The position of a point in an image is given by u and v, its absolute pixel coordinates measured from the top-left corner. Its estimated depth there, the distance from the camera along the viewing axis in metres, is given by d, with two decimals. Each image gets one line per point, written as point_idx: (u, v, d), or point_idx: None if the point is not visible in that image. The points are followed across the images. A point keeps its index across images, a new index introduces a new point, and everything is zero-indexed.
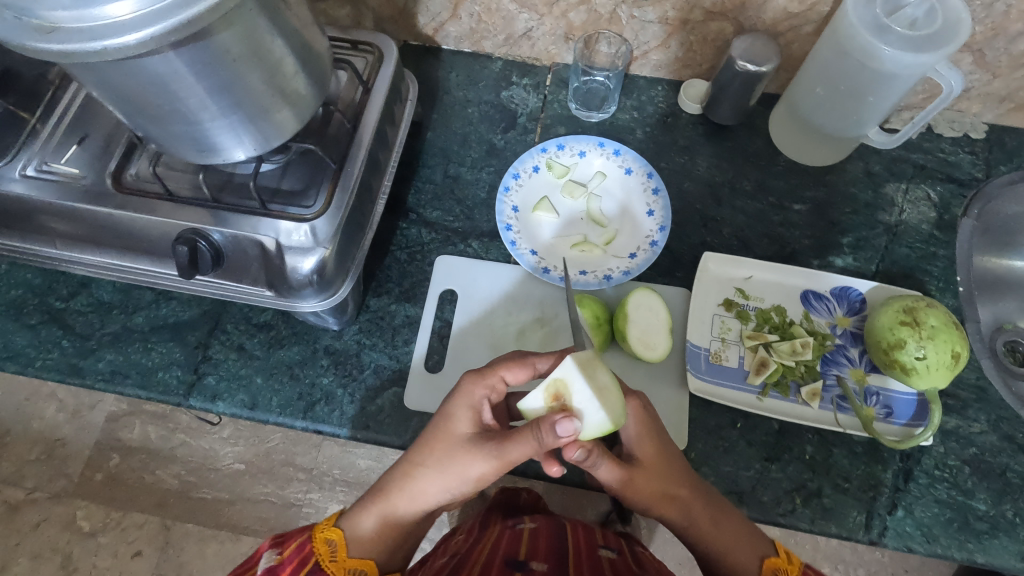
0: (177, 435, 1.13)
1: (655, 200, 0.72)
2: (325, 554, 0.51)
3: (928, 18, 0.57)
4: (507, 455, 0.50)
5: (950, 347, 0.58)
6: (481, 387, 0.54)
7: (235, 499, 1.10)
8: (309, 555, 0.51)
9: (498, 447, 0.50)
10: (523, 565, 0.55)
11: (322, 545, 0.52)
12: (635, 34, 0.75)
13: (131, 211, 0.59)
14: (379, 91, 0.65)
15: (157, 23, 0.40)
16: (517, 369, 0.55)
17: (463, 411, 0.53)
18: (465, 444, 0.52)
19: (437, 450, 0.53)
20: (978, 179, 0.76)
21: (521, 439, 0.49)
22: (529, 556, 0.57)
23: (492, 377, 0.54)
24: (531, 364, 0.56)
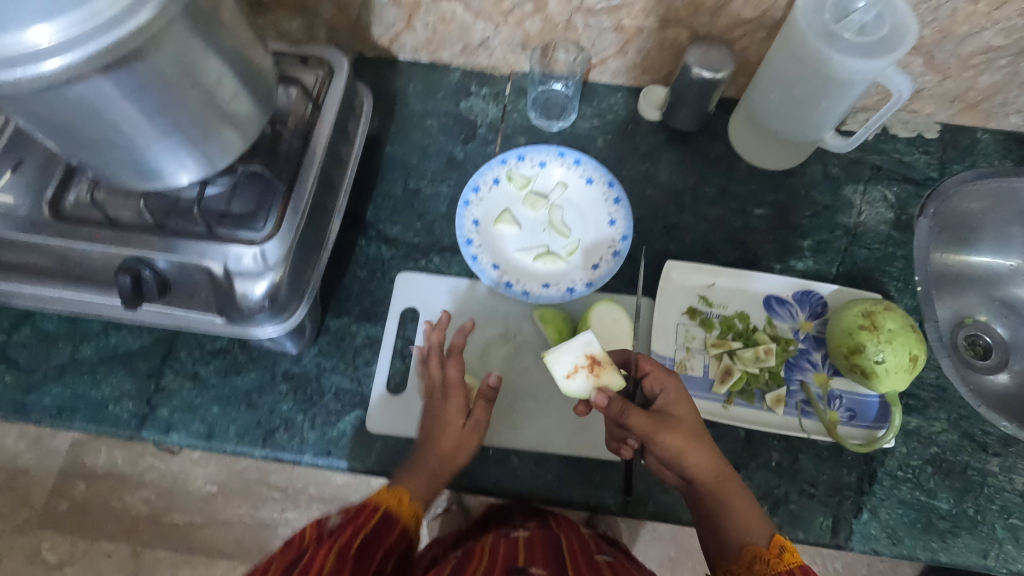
0: (144, 460, 1.10)
1: (617, 210, 0.71)
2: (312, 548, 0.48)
3: (876, 23, 0.58)
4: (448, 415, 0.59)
5: (908, 350, 0.58)
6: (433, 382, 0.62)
7: (208, 522, 1.11)
8: (378, 507, 0.53)
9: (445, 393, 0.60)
10: (522, 574, 0.51)
11: (381, 495, 0.54)
12: (592, 42, 0.75)
13: (70, 240, 0.56)
14: (330, 107, 0.63)
15: (74, 50, 0.38)
16: (455, 359, 0.62)
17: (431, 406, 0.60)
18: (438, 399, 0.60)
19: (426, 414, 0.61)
20: (934, 179, 0.77)
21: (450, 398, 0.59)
22: (527, 563, 0.53)
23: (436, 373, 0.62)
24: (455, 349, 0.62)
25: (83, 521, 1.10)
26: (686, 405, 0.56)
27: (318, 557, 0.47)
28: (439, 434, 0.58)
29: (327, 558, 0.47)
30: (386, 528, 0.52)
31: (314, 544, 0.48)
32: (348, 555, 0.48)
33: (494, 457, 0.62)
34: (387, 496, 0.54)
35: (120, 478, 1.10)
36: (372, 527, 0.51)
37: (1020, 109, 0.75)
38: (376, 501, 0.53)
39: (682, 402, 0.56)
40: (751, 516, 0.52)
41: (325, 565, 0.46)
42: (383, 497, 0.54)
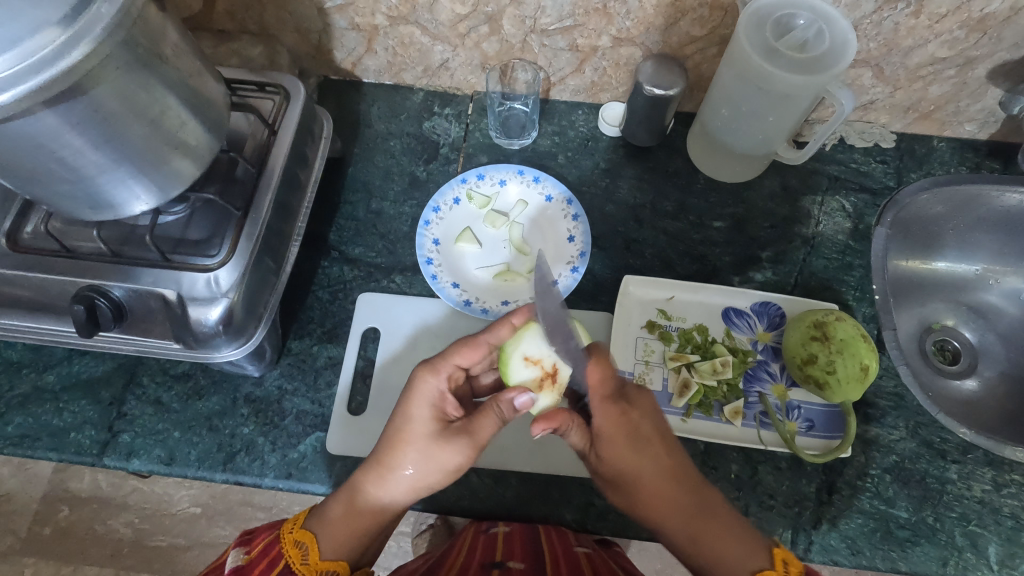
0: (129, 482, 1.11)
1: (575, 226, 0.72)
2: (296, 558, 0.50)
3: (816, 40, 0.59)
4: (480, 440, 0.55)
5: (859, 360, 0.58)
6: (437, 380, 0.57)
7: (192, 544, 1.11)
8: (279, 558, 0.50)
9: (471, 437, 0.55)
10: (500, 567, 0.54)
11: (287, 539, 0.51)
12: (549, 62, 0.76)
13: (26, 270, 0.57)
14: (286, 133, 0.64)
15: (7, 90, 0.38)
16: (468, 352, 0.58)
17: (424, 409, 0.56)
18: (438, 439, 0.54)
19: (409, 450, 0.54)
20: (891, 188, 0.78)
21: (488, 419, 0.56)
22: (505, 556, 0.55)
23: (447, 367, 0.57)
24: (485, 343, 0.59)
25: (65, 546, 1.09)
26: (615, 426, 0.55)
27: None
28: (428, 461, 0.54)
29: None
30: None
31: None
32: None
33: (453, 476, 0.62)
34: (292, 540, 0.51)
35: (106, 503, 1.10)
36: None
37: (972, 117, 0.77)
38: (280, 547, 0.51)
39: (608, 422, 0.55)
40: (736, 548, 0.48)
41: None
42: (290, 540, 0.51)
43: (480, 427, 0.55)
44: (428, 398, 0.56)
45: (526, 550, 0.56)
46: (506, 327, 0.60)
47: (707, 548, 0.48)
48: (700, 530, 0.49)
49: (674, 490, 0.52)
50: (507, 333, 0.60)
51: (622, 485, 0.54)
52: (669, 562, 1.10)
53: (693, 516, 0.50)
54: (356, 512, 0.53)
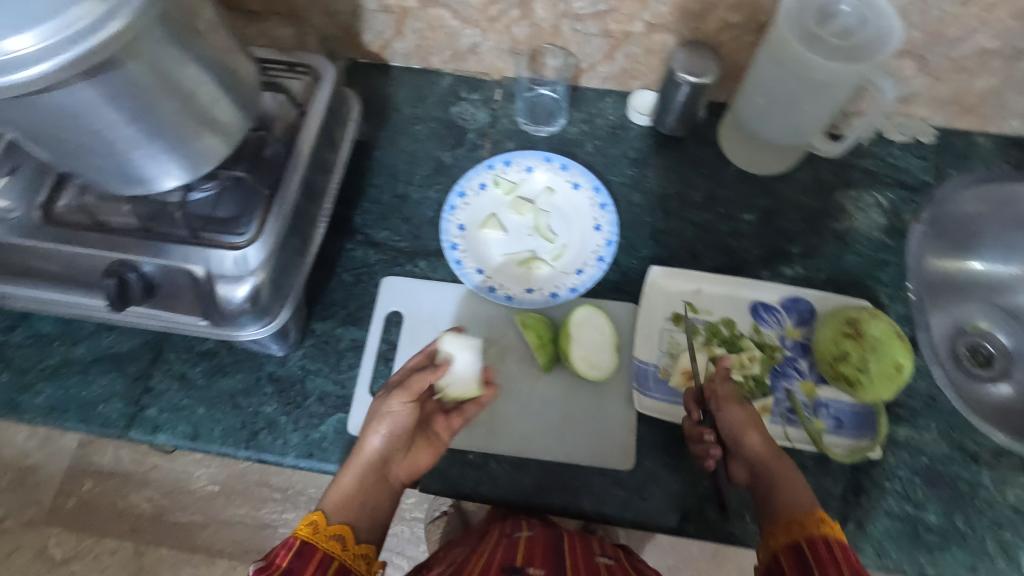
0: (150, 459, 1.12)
1: (602, 215, 0.71)
2: (309, 533, 0.52)
3: (860, 25, 0.57)
4: (383, 410, 0.57)
5: (893, 358, 0.56)
6: (413, 361, 0.61)
7: (209, 522, 1.13)
8: (296, 539, 0.51)
9: (378, 406, 0.57)
10: None
11: (303, 526, 0.52)
12: (580, 47, 0.75)
13: (59, 244, 0.58)
14: (315, 113, 0.64)
15: (47, 60, 0.38)
16: (418, 357, 0.61)
17: (400, 376, 0.60)
18: (392, 397, 0.58)
19: (380, 405, 0.58)
20: (929, 184, 0.75)
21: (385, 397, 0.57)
22: (526, 564, 0.53)
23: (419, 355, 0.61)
24: (427, 351, 0.61)
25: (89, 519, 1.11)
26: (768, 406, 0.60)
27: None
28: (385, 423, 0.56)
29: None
30: (299, 565, 0.49)
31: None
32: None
33: (473, 462, 0.61)
34: (303, 527, 0.52)
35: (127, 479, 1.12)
36: (285, 568, 0.48)
37: (1017, 112, 0.74)
38: (295, 537, 0.51)
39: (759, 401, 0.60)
40: (805, 500, 0.52)
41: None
42: (304, 530, 0.52)
43: (400, 423, 0.57)
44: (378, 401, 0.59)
45: (549, 565, 0.54)
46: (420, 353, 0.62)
47: (778, 496, 0.52)
48: (778, 475, 0.54)
49: (766, 445, 0.56)
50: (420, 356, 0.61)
51: (747, 429, 0.57)
52: (681, 558, 1.09)
53: (780, 470, 0.54)
54: (359, 460, 0.56)
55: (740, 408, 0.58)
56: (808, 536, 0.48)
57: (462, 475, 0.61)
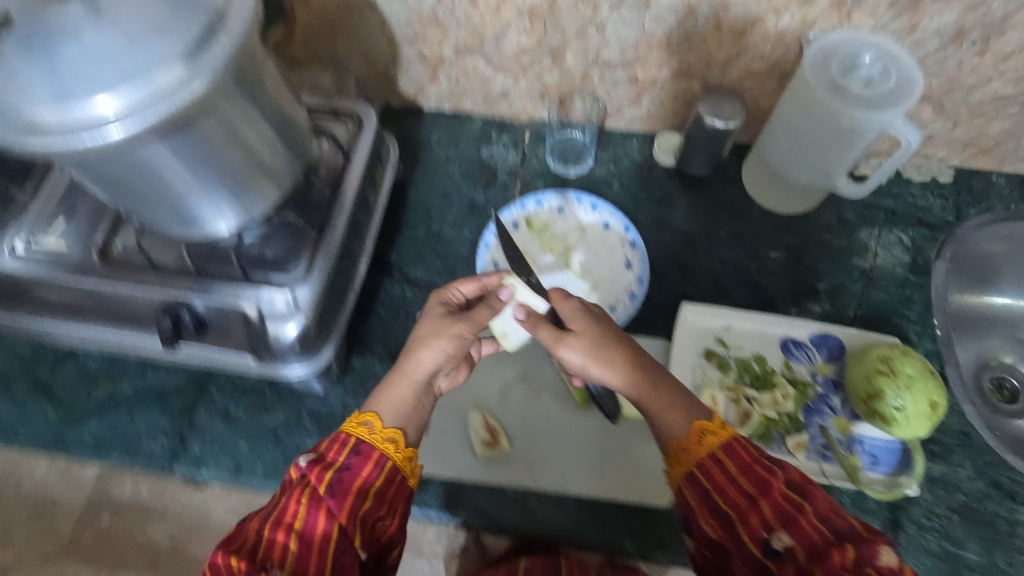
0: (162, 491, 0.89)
1: (633, 253, 0.73)
2: (363, 433, 0.52)
3: (882, 77, 0.60)
4: (445, 328, 0.57)
5: (928, 396, 0.58)
6: (466, 284, 0.62)
7: None
8: (348, 438, 0.51)
9: (435, 325, 0.58)
10: None
11: (352, 425, 0.53)
12: (607, 92, 0.78)
13: (116, 284, 0.60)
14: (358, 158, 0.67)
15: (137, 118, 0.41)
16: (468, 285, 0.62)
17: (456, 292, 0.62)
18: (443, 322, 0.58)
19: (425, 325, 0.58)
20: (949, 222, 0.77)
21: (436, 318, 0.59)
22: None
23: (473, 283, 0.62)
24: (480, 281, 0.62)
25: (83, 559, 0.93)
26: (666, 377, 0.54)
27: (285, 515, 0.46)
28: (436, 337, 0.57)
29: (295, 501, 0.47)
30: (358, 462, 0.50)
31: (286, 492, 0.48)
32: (296, 526, 0.46)
33: (513, 497, 0.62)
34: (355, 425, 0.53)
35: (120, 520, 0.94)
36: (340, 464, 0.49)
37: None
38: (347, 435, 0.52)
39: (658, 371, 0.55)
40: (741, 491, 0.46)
41: (294, 518, 0.46)
42: (355, 427, 0.52)
43: (461, 346, 0.58)
44: (430, 313, 0.60)
45: None
46: (473, 283, 0.62)
47: (660, 428, 0.52)
48: (654, 408, 0.52)
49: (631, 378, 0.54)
50: (472, 285, 0.62)
51: (666, 413, 0.52)
52: None
53: (649, 396, 0.53)
54: (403, 373, 0.56)
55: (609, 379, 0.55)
56: (771, 518, 0.44)
57: (501, 509, 0.62)
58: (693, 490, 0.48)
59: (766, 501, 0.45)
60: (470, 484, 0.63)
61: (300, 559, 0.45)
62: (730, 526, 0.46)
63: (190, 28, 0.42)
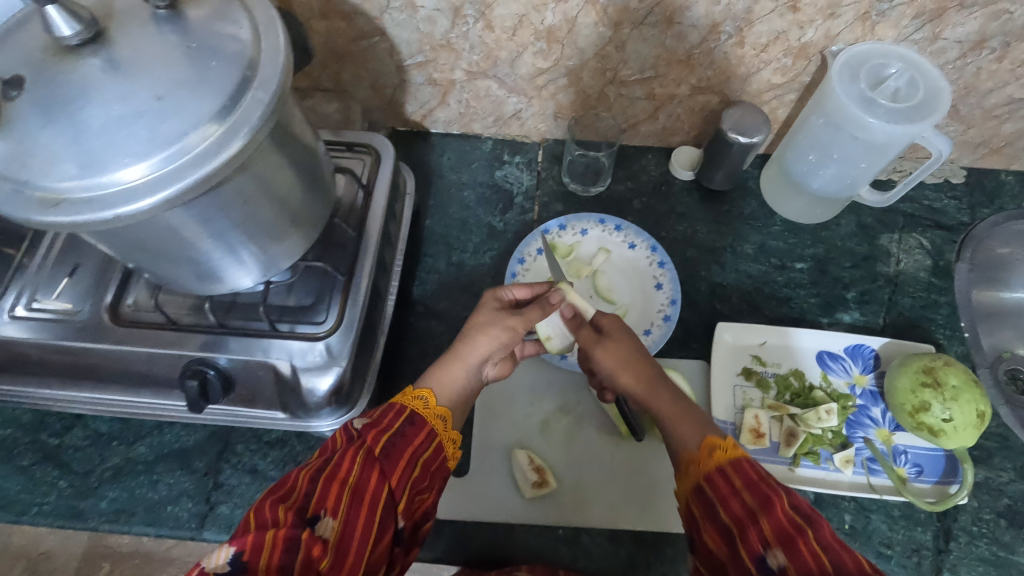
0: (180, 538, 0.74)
1: (663, 273, 0.72)
2: (418, 406, 0.51)
3: (909, 88, 0.60)
4: (500, 319, 0.57)
5: (975, 406, 0.58)
6: (522, 289, 0.62)
7: None
8: (403, 408, 0.50)
9: (489, 318, 0.57)
10: None
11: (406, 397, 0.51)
12: (623, 109, 0.77)
13: (131, 344, 0.56)
14: (380, 193, 0.64)
15: (172, 185, 0.38)
16: (523, 289, 0.62)
17: (512, 297, 0.62)
18: (500, 315, 0.58)
19: (480, 318, 0.58)
20: (966, 223, 0.78)
21: (490, 313, 0.58)
22: None
23: (534, 292, 0.63)
24: (535, 288, 0.63)
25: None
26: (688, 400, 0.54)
27: (339, 469, 0.43)
28: (489, 328, 0.56)
29: (350, 458, 0.44)
30: (412, 431, 0.49)
31: (337, 450, 0.45)
32: (351, 480, 0.43)
33: (565, 537, 0.60)
34: (411, 399, 0.51)
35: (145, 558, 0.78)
36: (395, 429, 0.48)
37: None
38: (400, 403, 0.50)
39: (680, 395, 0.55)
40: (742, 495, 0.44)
41: (350, 472, 0.43)
42: (410, 398, 0.51)
43: (512, 340, 0.57)
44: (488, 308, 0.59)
45: None
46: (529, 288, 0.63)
47: (671, 435, 0.52)
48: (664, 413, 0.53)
49: (644, 383, 0.56)
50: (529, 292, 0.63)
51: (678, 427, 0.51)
52: None
53: (659, 400, 0.54)
54: (454, 360, 0.55)
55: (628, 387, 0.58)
56: (772, 526, 0.41)
57: (554, 551, 0.60)
58: (699, 503, 0.46)
59: (766, 518, 0.41)
60: (520, 527, 0.61)
61: (354, 509, 0.42)
62: (730, 539, 0.43)
63: (222, 85, 0.40)
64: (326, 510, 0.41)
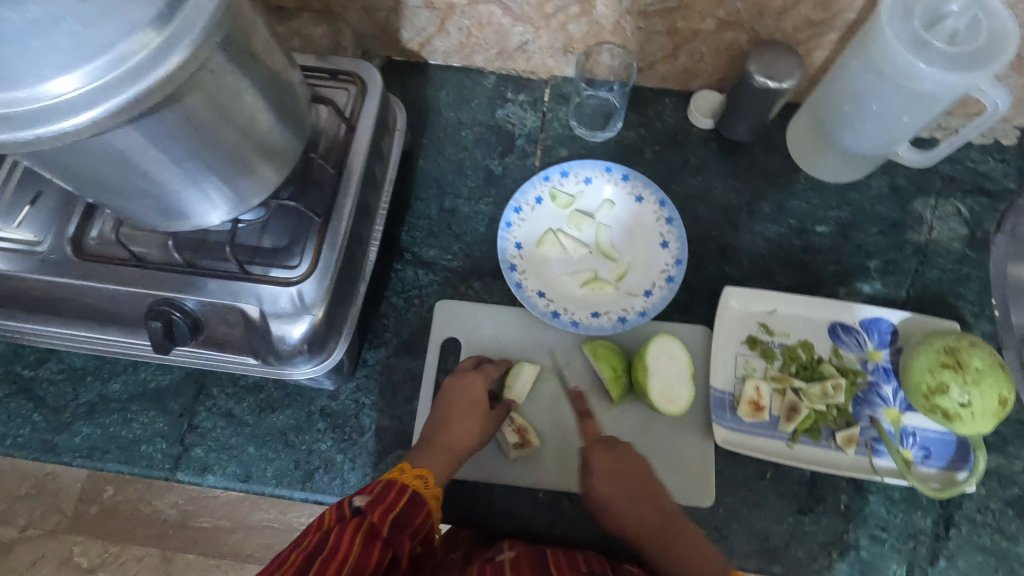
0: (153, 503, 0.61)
1: (670, 230, 0.66)
2: (420, 486, 0.50)
3: (970, 30, 0.52)
4: (466, 406, 0.57)
5: (997, 392, 0.54)
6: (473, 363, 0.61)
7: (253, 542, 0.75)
8: (405, 488, 0.48)
9: (458, 405, 0.57)
10: None
11: (404, 475, 0.50)
12: (641, 45, 0.69)
13: (96, 281, 0.53)
14: (364, 128, 0.59)
15: (99, 103, 0.34)
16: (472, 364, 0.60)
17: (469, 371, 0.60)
18: (464, 400, 0.57)
19: (443, 403, 0.57)
20: (1011, 190, 0.71)
21: (452, 393, 0.58)
22: None
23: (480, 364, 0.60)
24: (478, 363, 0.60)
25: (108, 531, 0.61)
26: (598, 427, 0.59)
27: (338, 550, 0.41)
28: (449, 417, 0.56)
29: (349, 540, 0.42)
30: (411, 511, 0.47)
31: (334, 527, 0.43)
32: (350, 562, 0.41)
33: (545, 501, 0.59)
34: (409, 477, 0.50)
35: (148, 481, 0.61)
36: (399, 508, 0.47)
37: None
38: (401, 483, 0.49)
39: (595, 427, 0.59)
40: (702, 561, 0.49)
41: (348, 556, 0.41)
42: (410, 478, 0.50)
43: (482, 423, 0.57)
44: (467, 382, 0.58)
45: None
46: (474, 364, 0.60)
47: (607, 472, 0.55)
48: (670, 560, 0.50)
49: (649, 518, 0.53)
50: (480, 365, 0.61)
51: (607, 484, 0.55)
52: None
53: (670, 540, 0.51)
54: (437, 442, 0.55)
55: (606, 453, 0.56)
56: None
57: (534, 514, 0.58)
58: None
59: None
60: (499, 488, 0.59)
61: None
62: None
63: None
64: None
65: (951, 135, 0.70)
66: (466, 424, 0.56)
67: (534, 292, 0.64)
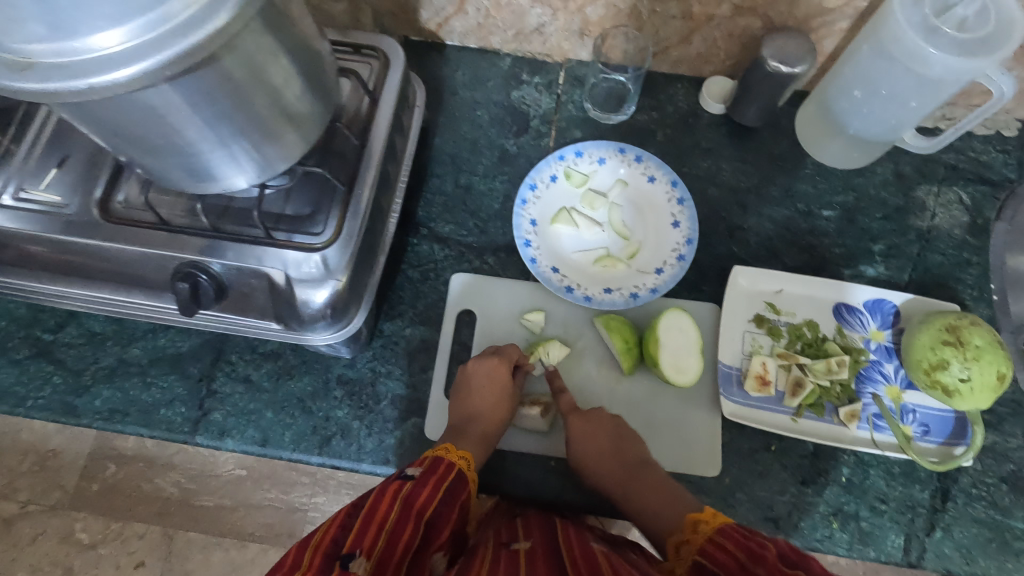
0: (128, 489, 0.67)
1: (681, 211, 0.68)
2: (466, 466, 0.54)
3: (979, 18, 0.54)
4: (502, 397, 0.60)
5: (996, 368, 0.56)
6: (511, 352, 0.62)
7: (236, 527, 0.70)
8: (450, 467, 0.53)
9: (494, 395, 0.59)
10: None
11: (450, 454, 0.54)
12: (656, 30, 0.71)
13: (122, 243, 0.54)
14: (386, 101, 0.60)
15: (149, 56, 0.35)
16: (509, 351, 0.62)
17: (504, 362, 0.61)
18: (501, 391, 0.60)
19: (481, 393, 0.59)
20: (1012, 179, 0.73)
21: (487, 383, 0.60)
22: None
23: (513, 353, 0.62)
24: (510, 354, 0.62)
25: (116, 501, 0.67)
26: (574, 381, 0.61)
27: (377, 510, 0.47)
28: (484, 408, 0.59)
29: (388, 503, 0.48)
30: (457, 487, 0.52)
31: (381, 487, 0.49)
32: (388, 524, 0.46)
33: (557, 468, 0.61)
34: (455, 457, 0.54)
35: (155, 458, 0.67)
36: (446, 484, 0.52)
37: None
38: (449, 459, 0.54)
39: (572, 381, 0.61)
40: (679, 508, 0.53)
41: (388, 518, 0.46)
42: (455, 455, 0.54)
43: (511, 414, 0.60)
44: (491, 370, 0.60)
45: None
46: (516, 351, 0.62)
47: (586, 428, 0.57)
48: (641, 501, 0.55)
49: (624, 461, 0.57)
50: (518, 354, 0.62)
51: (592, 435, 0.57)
52: None
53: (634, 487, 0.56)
54: (471, 431, 0.58)
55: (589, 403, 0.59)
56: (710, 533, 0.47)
57: (545, 480, 0.60)
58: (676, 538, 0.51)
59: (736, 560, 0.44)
60: (512, 455, 0.61)
61: (386, 552, 0.44)
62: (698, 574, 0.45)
63: None
64: (361, 549, 0.43)
65: (955, 125, 0.72)
66: (500, 413, 0.59)
67: (549, 267, 0.66)
